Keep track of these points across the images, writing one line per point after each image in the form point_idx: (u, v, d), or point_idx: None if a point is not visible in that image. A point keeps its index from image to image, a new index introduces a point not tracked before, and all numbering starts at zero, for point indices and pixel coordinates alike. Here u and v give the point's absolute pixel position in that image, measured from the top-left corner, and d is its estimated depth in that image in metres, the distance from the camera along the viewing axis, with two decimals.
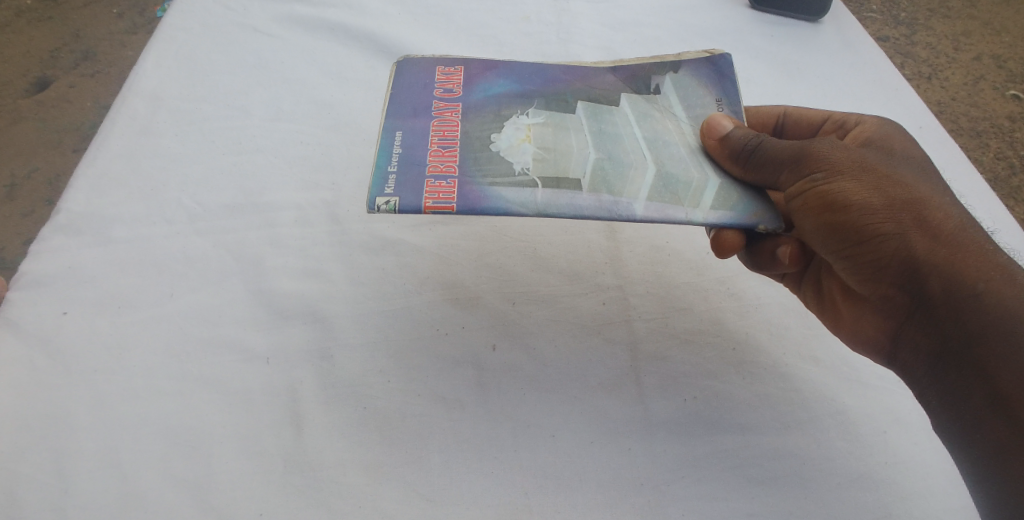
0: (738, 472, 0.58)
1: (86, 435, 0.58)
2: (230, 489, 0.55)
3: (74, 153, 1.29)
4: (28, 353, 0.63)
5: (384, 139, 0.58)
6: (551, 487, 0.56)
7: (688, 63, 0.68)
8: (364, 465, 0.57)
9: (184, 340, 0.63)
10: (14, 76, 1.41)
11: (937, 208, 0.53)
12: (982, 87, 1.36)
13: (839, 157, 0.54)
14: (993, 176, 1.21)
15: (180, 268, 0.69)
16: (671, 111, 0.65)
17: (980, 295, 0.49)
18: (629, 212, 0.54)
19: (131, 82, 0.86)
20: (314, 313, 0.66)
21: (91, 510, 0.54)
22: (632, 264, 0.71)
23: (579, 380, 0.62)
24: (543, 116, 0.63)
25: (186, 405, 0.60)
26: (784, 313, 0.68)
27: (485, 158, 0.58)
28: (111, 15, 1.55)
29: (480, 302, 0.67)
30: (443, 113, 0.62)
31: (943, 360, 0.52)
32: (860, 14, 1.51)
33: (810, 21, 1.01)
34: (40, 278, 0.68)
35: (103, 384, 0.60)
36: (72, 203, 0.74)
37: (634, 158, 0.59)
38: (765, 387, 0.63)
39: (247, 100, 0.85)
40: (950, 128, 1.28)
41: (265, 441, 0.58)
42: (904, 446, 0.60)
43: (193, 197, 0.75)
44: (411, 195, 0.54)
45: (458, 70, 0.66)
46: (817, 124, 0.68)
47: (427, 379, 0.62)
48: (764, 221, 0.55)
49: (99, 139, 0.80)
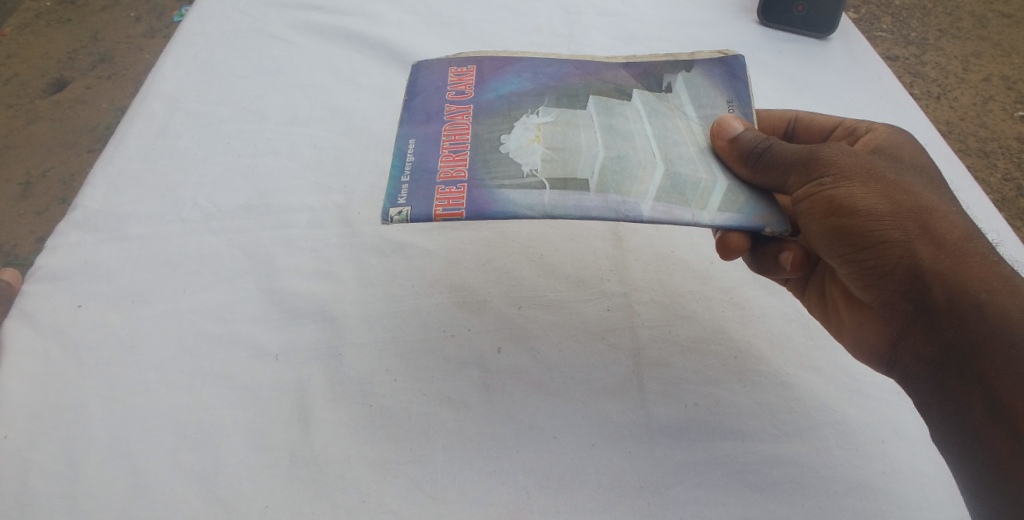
0: (738, 477, 0.58)
1: (97, 425, 0.59)
2: (238, 482, 0.56)
3: (89, 154, 1.31)
4: (45, 345, 0.64)
5: (397, 148, 0.60)
6: (552, 487, 0.57)
7: (701, 63, 0.69)
8: (369, 460, 0.57)
9: (196, 335, 0.65)
10: (32, 77, 1.44)
11: (943, 217, 0.53)
12: (991, 108, 1.36)
13: (847, 163, 0.55)
14: (1000, 196, 1.21)
15: (194, 265, 0.70)
16: (681, 109, 0.66)
17: (981, 305, 0.50)
18: (636, 211, 0.55)
19: (151, 84, 0.88)
20: (324, 312, 0.67)
21: (100, 498, 0.55)
22: (638, 271, 0.72)
23: (582, 384, 0.63)
24: (553, 114, 0.64)
25: (196, 399, 0.61)
26: (787, 323, 0.69)
27: (495, 161, 0.59)
28: (128, 19, 1.58)
29: (488, 305, 0.68)
30: (454, 116, 0.63)
31: (944, 369, 0.52)
32: (869, 34, 1.53)
33: (819, 38, 1.02)
34: (57, 273, 0.69)
35: (116, 376, 0.62)
36: (89, 200, 0.75)
37: (643, 156, 0.59)
38: (765, 395, 0.63)
39: (262, 104, 0.86)
40: (958, 148, 1.29)
41: (272, 435, 0.59)
42: (902, 455, 0.60)
43: (208, 197, 0.76)
44: (421, 204, 0.55)
45: (470, 70, 0.68)
46: (830, 129, 0.69)
47: (433, 379, 0.62)
48: (771, 224, 0.55)
49: (117, 138, 0.82)
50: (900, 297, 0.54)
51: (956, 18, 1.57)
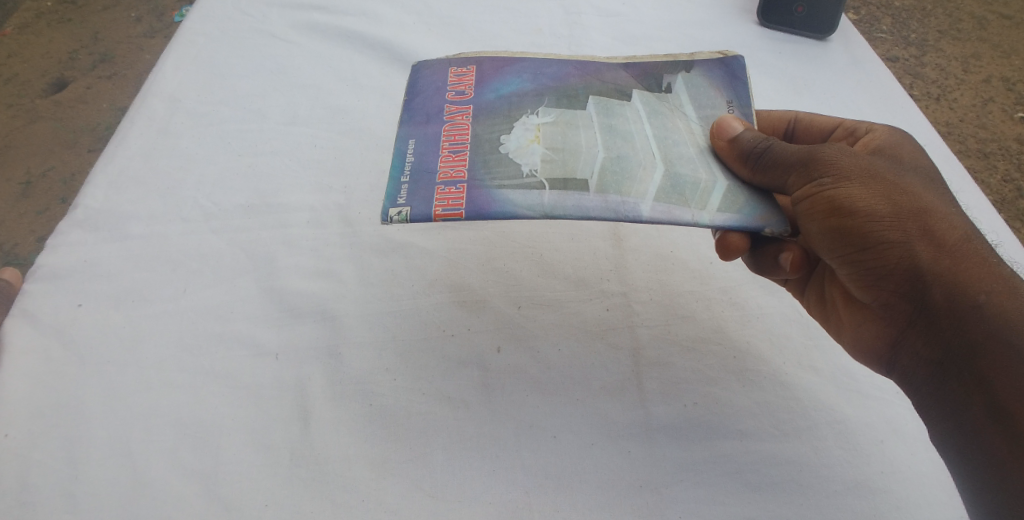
0: (737, 476, 0.58)
1: (98, 424, 0.59)
2: (238, 481, 0.56)
3: (89, 153, 1.31)
4: (45, 344, 0.64)
5: (397, 148, 0.61)
6: (551, 486, 0.57)
7: (701, 64, 0.69)
8: (369, 459, 0.58)
9: (196, 334, 0.65)
10: (33, 77, 1.44)
11: (943, 218, 0.53)
12: (991, 109, 1.36)
13: (847, 163, 0.55)
14: (999, 197, 1.22)
15: (194, 264, 0.70)
16: (681, 109, 0.66)
17: (981, 306, 0.50)
18: (636, 212, 0.55)
19: (152, 84, 0.88)
20: (324, 311, 0.67)
21: (100, 497, 0.55)
22: (638, 271, 0.72)
23: (582, 383, 0.63)
24: (553, 115, 0.64)
25: (196, 398, 0.61)
26: (787, 323, 0.69)
27: (495, 161, 0.59)
28: (128, 20, 1.58)
29: (488, 304, 0.68)
30: (454, 116, 0.63)
31: (944, 370, 0.53)
32: (870, 35, 1.53)
33: (819, 39, 1.02)
34: (58, 272, 0.69)
35: (117, 374, 0.62)
36: (90, 200, 0.75)
37: (643, 157, 0.59)
38: (765, 395, 0.63)
39: (263, 104, 0.86)
40: (959, 149, 1.29)
41: (272, 434, 0.59)
42: (902, 455, 0.60)
43: (208, 197, 0.76)
44: (421, 204, 0.55)
45: (470, 70, 0.68)
46: (830, 129, 0.69)
47: (433, 378, 0.62)
48: (771, 224, 0.56)
49: (118, 138, 0.82)
50: (900, 298, 0.54)
51: (956, 19, 1.57)
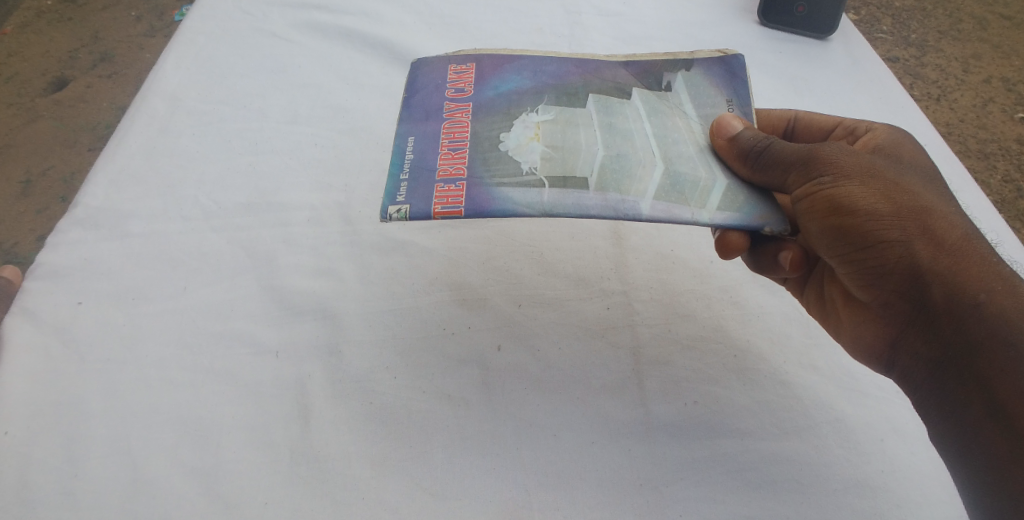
0: (737, 475, 0.58)
1: (98, 421, 0.59)
2: (238, 478, 0.56)
3: (89, 152, 1.31)
4: (45, 342, 0.64)
5: (397, 146, 0.61)
6: (551, 485, 0.57)
7: (700, 62, 0.69)
8: (369, 457, 0.58)
9: (196, 332, 0.65)
10: (33, 76, 1.44)
11: (943, 218, 0.53)
12: (991, 109, 1.36)
13: (846, 162, 0.55)
14: (1000, 198, 1.22)
15: (194, 262, 0.70)
16: (681, 108, 0.66)
17: (981, 306, 0.50)
18: (635, 210, 0.55)
19: (152, 82, 0.88)
20: (324, 309, 0.67)
21: (100, 494, 0.55)
22: (638, 270, 0.72)
23: (582, 382, 0.63)
24: (553, 113, 0.64)
25: (197, 395, 0.61)
26: (787, 322, 0.69)
27: (494, 159, 0.59)
28: (129, 19, 1.58)
29: (488, 303, 0.68)
30: (454, 114, 0.63)
31: (943, 369, 0.53)
32: (870, 36, 1.53)
33: (819, 38, 1.02)
34: (58, 270, 0.69)
35: (117, 372, 0.62)
36: (90, 198, 0.76)
37: (643, 155, 0.59)
38: (765, 394, 0.63)
39: (263, 102, 0.87)
40: (959, 149, 1.29)
41: (272, 432, 0.59)
42: (901, 454, 0.60)
43: (209, 195, 0.76)
44: (420, 202, 0.55)
45: (469, 68, 0.68)
46: (829, 128, 0.69)
47: (433, 377, 0.63)
48: (770, 223, 0.56)
49: (118, 137, 0.82)
50: (900, 297, 0.54)
51: (956, 20, 1.57)
